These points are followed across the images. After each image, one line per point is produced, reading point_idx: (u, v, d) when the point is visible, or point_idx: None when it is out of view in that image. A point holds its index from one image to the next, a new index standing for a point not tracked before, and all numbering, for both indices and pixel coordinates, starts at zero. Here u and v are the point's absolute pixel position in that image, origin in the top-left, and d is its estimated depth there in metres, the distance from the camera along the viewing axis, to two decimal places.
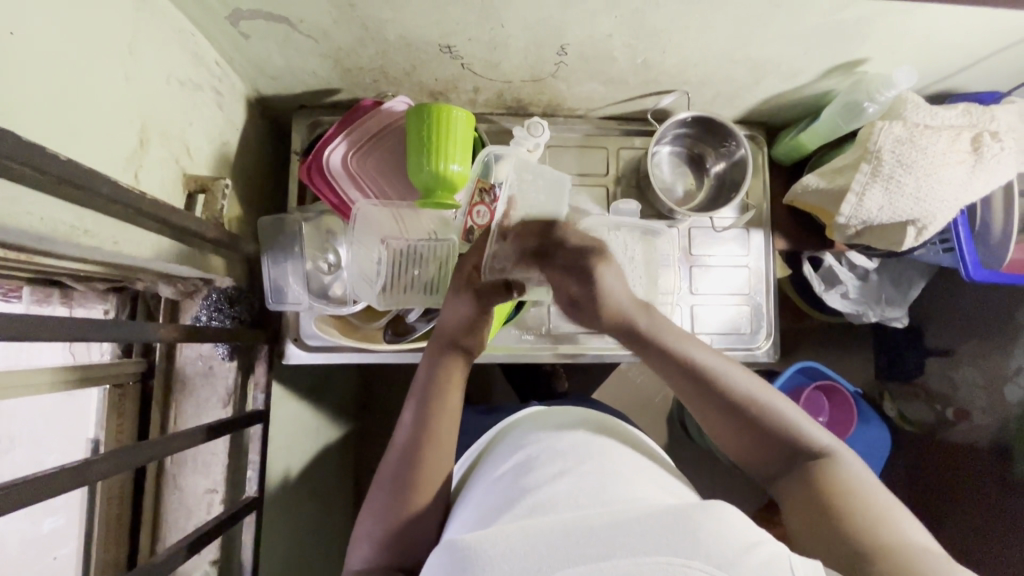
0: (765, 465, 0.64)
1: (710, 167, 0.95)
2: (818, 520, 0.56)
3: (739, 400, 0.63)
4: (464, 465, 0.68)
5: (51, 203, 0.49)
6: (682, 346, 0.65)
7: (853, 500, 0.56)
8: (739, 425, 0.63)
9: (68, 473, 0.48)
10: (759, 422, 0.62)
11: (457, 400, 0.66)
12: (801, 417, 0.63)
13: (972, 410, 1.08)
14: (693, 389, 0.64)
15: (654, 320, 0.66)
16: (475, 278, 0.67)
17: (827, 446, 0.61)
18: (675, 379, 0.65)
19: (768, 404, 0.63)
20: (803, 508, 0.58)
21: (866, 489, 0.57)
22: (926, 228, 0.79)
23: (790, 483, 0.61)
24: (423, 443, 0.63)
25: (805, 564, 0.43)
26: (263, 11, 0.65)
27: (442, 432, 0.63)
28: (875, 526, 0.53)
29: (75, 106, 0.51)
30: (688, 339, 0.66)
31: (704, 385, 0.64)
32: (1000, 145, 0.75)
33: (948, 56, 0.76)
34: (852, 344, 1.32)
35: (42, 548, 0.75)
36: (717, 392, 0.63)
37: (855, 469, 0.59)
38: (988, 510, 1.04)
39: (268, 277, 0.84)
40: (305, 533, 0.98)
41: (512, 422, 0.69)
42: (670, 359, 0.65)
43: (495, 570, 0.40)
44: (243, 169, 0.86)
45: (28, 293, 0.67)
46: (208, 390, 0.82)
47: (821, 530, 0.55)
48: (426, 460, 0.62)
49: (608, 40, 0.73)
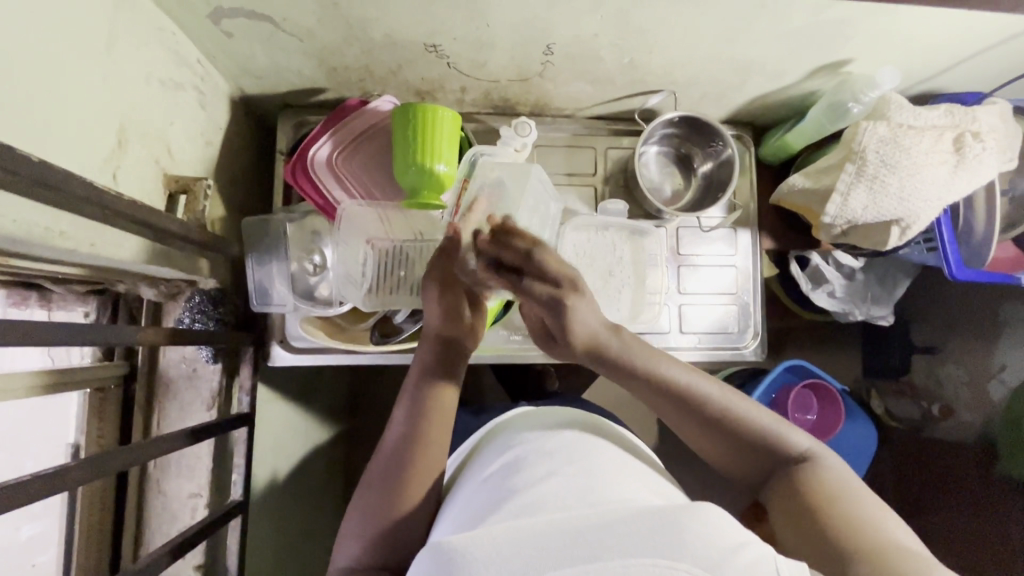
0: (748, 473, 0.64)
1: (697, 167, 0.95)
2: (799, 520, 0.57)
3: (714, 412, 0.64)
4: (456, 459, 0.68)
5: (26, 205, 0.48)
6: (656, 359, 0.67)
7: (834, 500, 0.56)
8: (717, 436, 0.64)
9: (47, 478, 0.47)
10: (735, 431, 0.63)
11: (453, 402, 0.67)
12: (779, 425, 0.64)
13: (958, 407, 1.09)
14: (669, 405, 0.65)
15: (625, 342, 0.68)
16: (448, 279, 0.70)
17: (806, 451, 0.62)
18: (650, 397, 0.67)
19: (745, 414, 0.64)
20: (785, 510, 0.59)
21: (847, 490, 0.57)
22: (910, 228, 0.79)
23: (775, 490, 0.61)
24: (416, 441, 0.62)
25: (791, 565, 0.43)
26: (245, 9, 0.64)
27: (433, 430, 0.64)
28: (854, 524, 0.53)
29: (50, 105, 0.50)
30: (661, 357, 0.67)
31: (678, 400, 0.65)
32: (982, 144, 0.75)
33: (931, 57, 0.77)
34: (839, 342, 1.33)
35: (20, 555, 0.71)
36: (692, 406, 0.64)
37: (838, 471, 0.60)
38: (973, 505, 1.05)
39: (252, 278, 0.82)
40: (293, 535, 0.97)
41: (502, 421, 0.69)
42: (644, 380, 0.66)
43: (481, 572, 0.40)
44: (227, 169, 0.85)
45: (4, 296, 0.65)
46: (192, 394, 0.81)
47: (803, 528, 0.56)
48: (420, 459, 0.61)
49: (595, 40, 0.73)
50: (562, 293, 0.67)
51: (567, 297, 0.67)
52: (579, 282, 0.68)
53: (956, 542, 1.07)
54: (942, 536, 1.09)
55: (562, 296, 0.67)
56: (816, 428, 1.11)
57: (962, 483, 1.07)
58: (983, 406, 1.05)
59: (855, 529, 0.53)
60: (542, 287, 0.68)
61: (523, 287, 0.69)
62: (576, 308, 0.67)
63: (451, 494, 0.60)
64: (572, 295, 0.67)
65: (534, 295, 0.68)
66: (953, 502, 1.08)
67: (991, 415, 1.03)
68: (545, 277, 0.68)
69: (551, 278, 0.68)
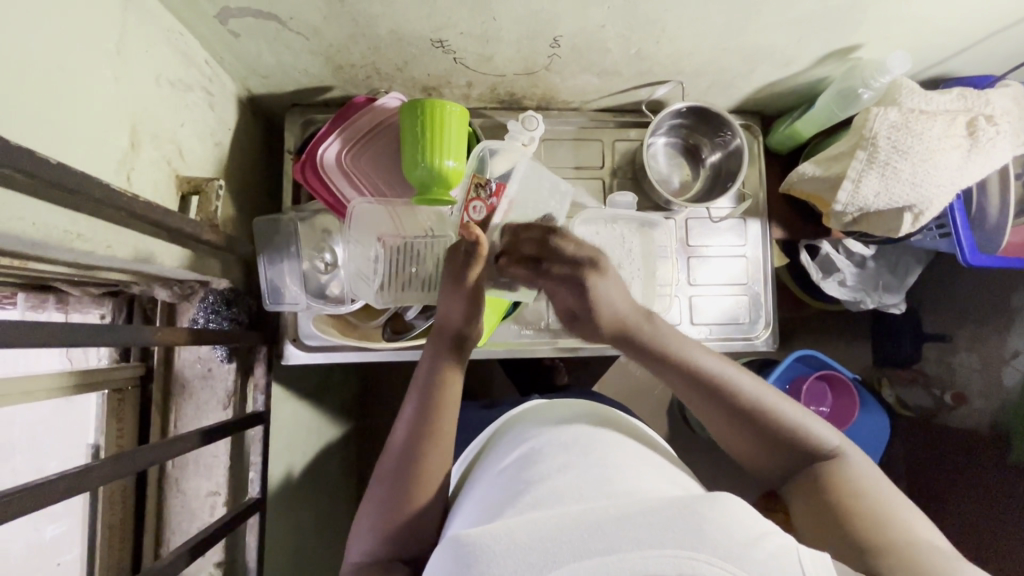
0: (772, 469, 0.64)
1: (706, 158, 0.94)
2: (821, 515, 0.57)
3: (747, 408, 0.62)
4: (462, 462, 0.68)
5: (44, 209, 0.48)
6: (686, 349, 0.66)
7: (860, 500, 0.55)
8: (746, 427, 0.62)
9: (72, 477, 0.47)
10: (770, 424, 0.62)
11: (456, 391, 0.67)
12: (814, 420, 0.62)
13: (971, 394, 1.09)
14: (699, 394, 0.64)
15: (657, 326, 0.68)
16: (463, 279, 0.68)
17: (838, 447, 0.61)
18: (682, 388, 0.66)
19: (781, 409, 0.62)
20: (811, 505, 0.58)
21: (873, 489, 0.57)
22: (923, 214, 0.79)
23: (805, 489, 0.60)
24: (424, 434, 0.63)
25: (814, 557, 0.43)
26: (253, 8, 0.64)
27: (442, 428, 0.63)
28: (881, 525, 0.53)
29: (63, 109, 0.51)
30: (696, 347, 0.66)
31: (711, 391, 0.63)
32: (995, 128, 0.75)
33: (942, 41, 0.76)
34: (851, 331, 1.32)
35: (44, 556, 0.72)
36: (728, 399, 0.63)
37: (861, 472, 0.59)
38: (985, 492, 1.05)
39: (266, 278, 0.83)
40: (308, 531, 0.98)
41: (514, 415, 0.68)
42: (678, 371, 0.65)
43: (502, 566, 0.40)
44: (236, 169, 0.85)
45: (23, 300, 0.66)
46: (208, 394, 0.82)
47: (824, 525, 0.56)
48: (427, 458, 0.61)
49: (602, 31, 0.72)
50: (582, 270, 0.69)
51: (586, 275, 0.68)
52: (597, 261, 0.69)
53: (973, 530, 1.06)
54: (961, 522, 1.09)
55: (583, 273, 0.68)
56: (832, 420, 1.10)
57: (977, 470, 1.07)
58: (996, 391, 1.05)
59: (883, 529, 0.52)
60: (560, 267, 0.70)
61: (543, 267, 0.71)
62: (598, 286, 0.68)
63: (462, 492, 0.61)
64: (593, 273, 0.68)
65: (556, 274, 0.70)
66: (969, 488, 1.08)
67: (1005, 402, 1.02)
68: (562, 258, 0.70)
69: (569, 254, 0.70)
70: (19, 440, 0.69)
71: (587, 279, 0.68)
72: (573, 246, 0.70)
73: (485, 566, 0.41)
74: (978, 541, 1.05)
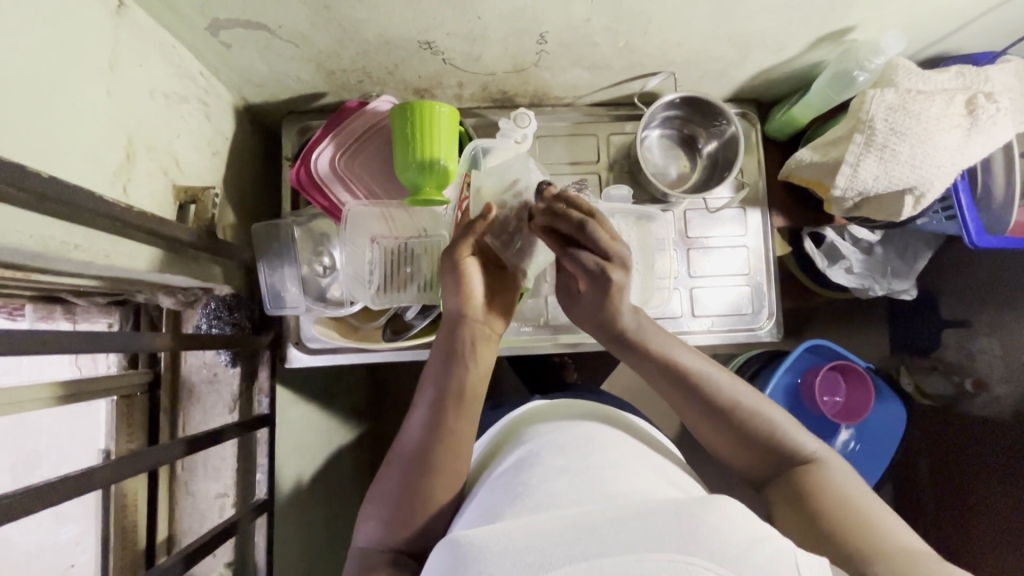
0: (756, 470, 0.64)
1: (702, 148, 0.93)
2: (803, 515, 0.56)
3: (725, 406, 0.64)
4: (486, 440, 0.69)
5: (41, 221, 0.50)
6: (665, 344, 0.68)
7: (842, 507, 0.54)
8: (726, 430, 0.63)
9: (75, 478, 0.49)
10: (747, 425, 0.63)
11: (473, 396, 0.65)
12: (791, 424, 0.63)
13: (993, 381, 1.05)
14: (675, 394, 0.66)
15: (642, 323, 0.69)
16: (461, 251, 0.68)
17: (815, 452, 0.61)
18: (662, 387, 0.67)
19: (757, 408, 0.63)
20: (791, 505, 0.58)
21: (854, 493, 0.57)
22: (924, 197, 0.77)
23: (786, 490, 0.60)
24: (439, 430, 0.62)
25: (813, 562, 0.43)
26: (241, 19, 0.66)
27: (458, 427, 0.63)
28: (860, 529, 0.52)
29: (58, 124, 0.52)
30: (677, 345, 0.69)
31: (688, 387, 0.65)
32: (995, 105, 0.73)
33: (938, 19, 0.74)
34: (863, 319, 1.30)
35: (56, 557, 0.75)
36: (704, 395, 0.64)
37: (842, 477, 0.58)
38: (1010, 482, 1.01)
39: (266, 283, 0.84)
40: (318, 535, 1.00)
41: (527, 415, 0.68)
42: (655, 364, 0.67)
43: (496, 568, 0.40)
44: (235, 179, 0.87)
45: (32, 311, 0.69)
46: (214, 397, 0.84)
47: (805, 524, 0.55)
48: (440, 454, 0.61)
49: (587, 25, 0.72)
50: (609, 266, 0.65)
51: (612, 271, 0.65)
52: (628, 258, 0.65)
53: (997, 522, 1.03)
54: (986, 514, 1.05)
55: (608, 270, 0.65)
56: (848, 411, 1.07)
57: (1001, 459, 1.03)
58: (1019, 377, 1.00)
59: (867, 534, 0.51)
60: (590, 257, 0.65)
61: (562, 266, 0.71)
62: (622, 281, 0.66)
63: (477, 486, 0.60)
64: (619, 270, 0.66)
65: (581, 265, 0.66)
66: (993, 478, 1.04)
67: None
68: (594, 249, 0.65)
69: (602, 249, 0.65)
70: (43, 448, 0.73)
71: (611, 275, 0.66)
72: (609, 237, 0.65)
73: (482, 567, 0.41)
74: (1006, 534, 1.02)
